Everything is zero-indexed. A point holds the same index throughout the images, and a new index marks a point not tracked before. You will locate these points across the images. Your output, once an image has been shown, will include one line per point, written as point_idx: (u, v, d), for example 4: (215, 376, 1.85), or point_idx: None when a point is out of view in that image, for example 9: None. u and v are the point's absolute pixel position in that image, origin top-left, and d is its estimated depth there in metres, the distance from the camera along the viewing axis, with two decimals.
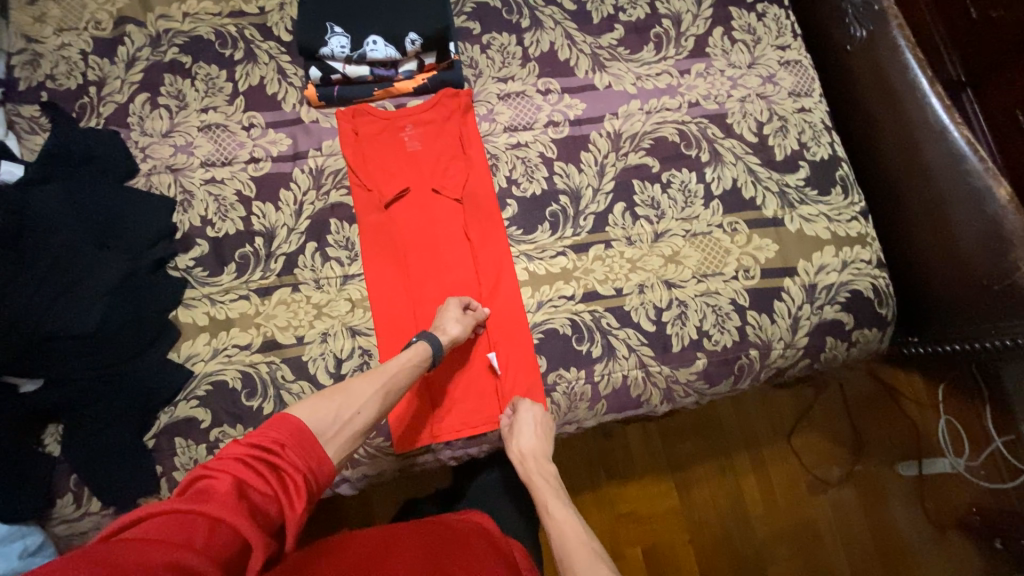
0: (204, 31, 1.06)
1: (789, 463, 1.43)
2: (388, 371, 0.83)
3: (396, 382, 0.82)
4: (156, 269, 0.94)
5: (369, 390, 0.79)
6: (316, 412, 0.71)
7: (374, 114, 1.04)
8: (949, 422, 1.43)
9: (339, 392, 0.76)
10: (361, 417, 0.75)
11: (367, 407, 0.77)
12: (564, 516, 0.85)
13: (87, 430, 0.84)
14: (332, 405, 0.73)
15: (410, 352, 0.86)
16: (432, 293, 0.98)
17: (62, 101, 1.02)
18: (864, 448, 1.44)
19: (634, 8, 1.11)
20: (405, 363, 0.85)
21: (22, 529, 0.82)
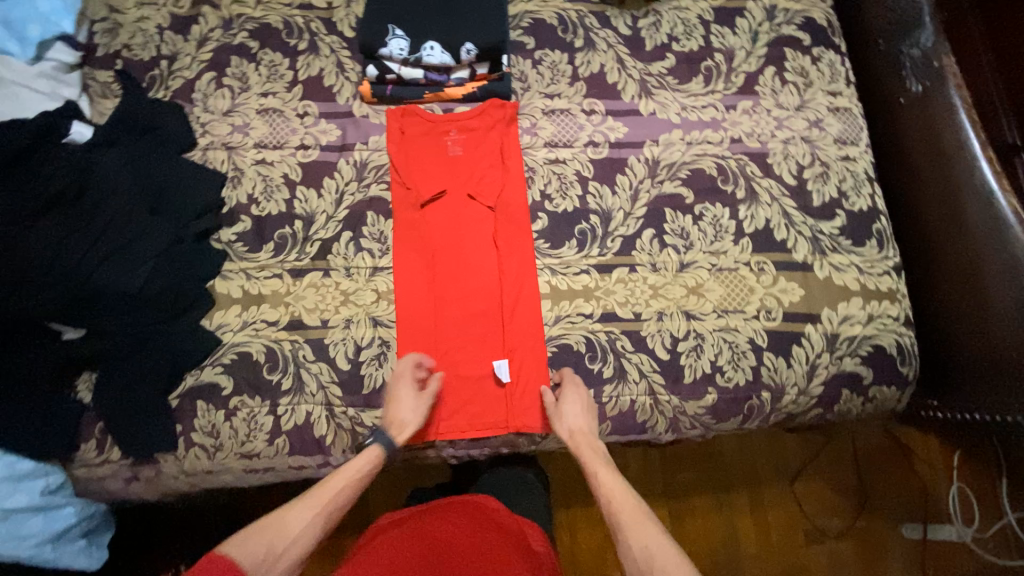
0: (273, 20, 1.11)
1: (790, 509, 1.41)
2: (328, 485, 0.85)
3: (338, 496, 0.84)
4: (200, 239, 0.99)
5: (309, 513, 0.81)
6: (249, 551, 0.74)
7: (421, 115, 1.07)
8: (962, 489, 1.39)
9: (277, 523, 0.79)
10: (300, 545, 0.78)
11: (310, 530, 0.80)
12: (617, 484, 0.88)
13: (120, 382, 0.90)
14: (266, 542, 0.76)
15: (368, 455, 0.87)
16: (455, 305, 1.00)
17: (135, 70, 1.08)
18: (868, 504, 1.41)
19: (687, 40, 1.12)
20: (355, 472, 0.86)
21: (46, 467, 0.89)
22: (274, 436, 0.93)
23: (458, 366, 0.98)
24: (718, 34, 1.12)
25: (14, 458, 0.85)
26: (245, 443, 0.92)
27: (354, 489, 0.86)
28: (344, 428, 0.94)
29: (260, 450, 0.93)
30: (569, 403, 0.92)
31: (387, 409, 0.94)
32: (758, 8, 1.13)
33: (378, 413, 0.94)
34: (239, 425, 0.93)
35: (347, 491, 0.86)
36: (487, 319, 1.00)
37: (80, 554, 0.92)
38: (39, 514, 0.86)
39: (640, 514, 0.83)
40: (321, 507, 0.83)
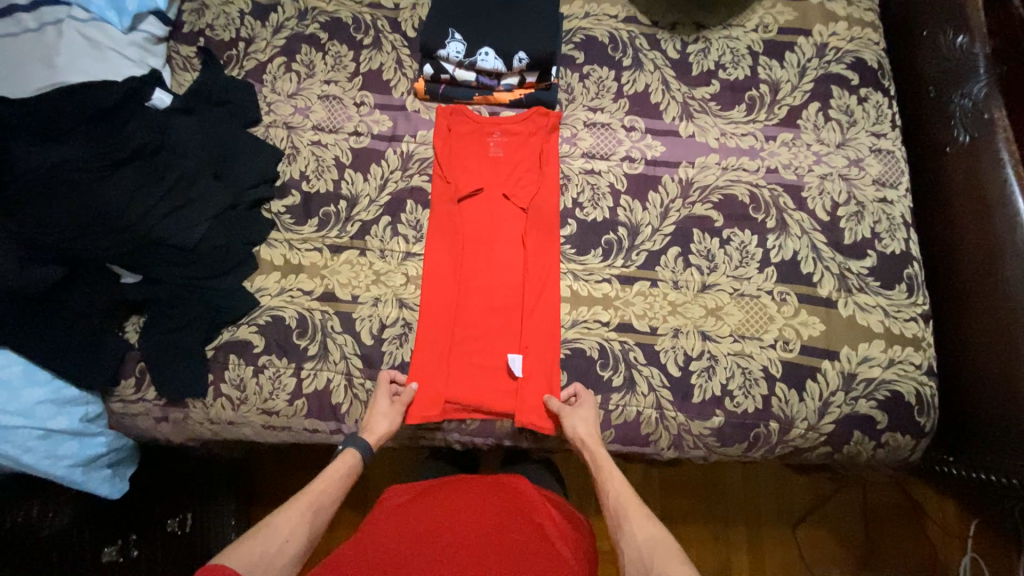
0: (344, 15, 1.20)
1: (790, 555, 1.38)
2: (315, 487, 0.85)
3: (324, 497, 0.85)
4: (253, 207, 1.07)
5: (294, 515, 0.80)
6: (240, 561, 0.72)
7: (469, 115, 1.13)
8: (974, 559, 1.31)
9: (265, 529, 0.77)
10: (291, 546, 0.77)
11: (298, 532, 0.79)
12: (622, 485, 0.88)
13: (166, 328, 0.98)
14: (259, 543, 0.75)
15: (342, 463, 0.90)
16: (480, 300, 1.05)
17: (215, 49, 1.18)
18: (872, 562, 1.37)
19: (734, 68, 1.14)
20: (335, 474, 0.88)
21: (88, 396, 0.97)
22: (295, 398, 0.99)
23: (475, 359, 1.02)
24: (765, 66, 1.14)
25: (61, 384, 0.94)
26: (268, 399, 0.99)
27: (336, 490, 0.87)
28: (360, 400, 0.99)
29: (281, 409, 0.99)
30: (582, 411, 0.95)
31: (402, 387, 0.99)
32: (808, 45, 1.15)
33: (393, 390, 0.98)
34: (265, 382, 0.99)
35: (331, 490, 0.86)
36: (509, 317, 1.04)
37: (104, 483, 0.99)
38: (76, 439, 0.94)
39: (638, 506, 0.85)
40: (309, 509, 0.82)
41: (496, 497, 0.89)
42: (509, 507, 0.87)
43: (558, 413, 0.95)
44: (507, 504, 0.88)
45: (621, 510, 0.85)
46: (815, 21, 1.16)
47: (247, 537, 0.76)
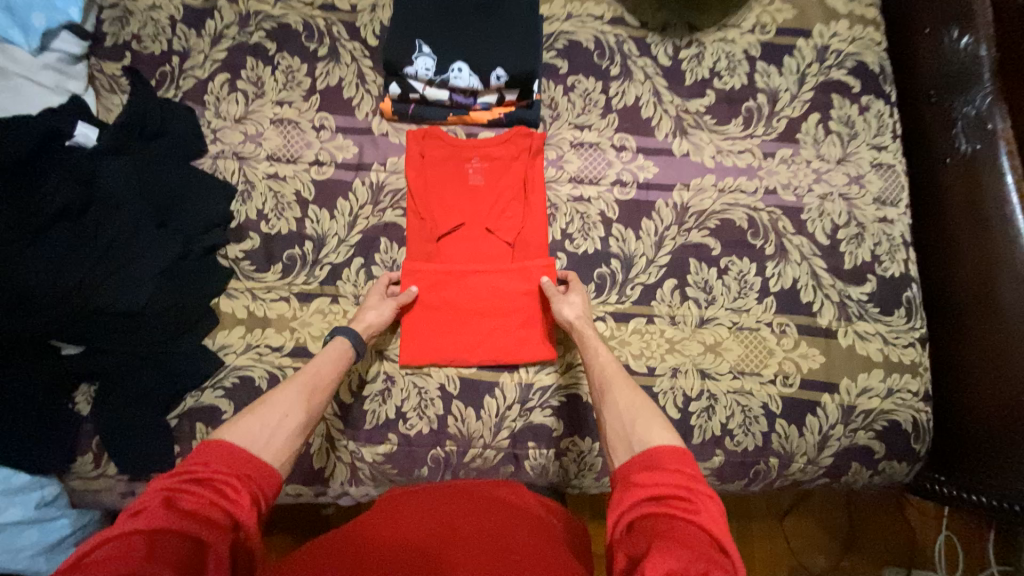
0: (293, 20, 1.05)
1: (777, 544, 1.40)
2: (310, 375, 0.77)
3: (319, 381, 0.77)
4: (207, 255, 0.96)
5: (294, 396, 0.71)
6: (241, 432, 0.62)
7: (443, 140, 1.02)
8: (949, 537, 1.37)
9: (260, 405, 0.68)
10: (292, 419, 0.68)
11: (296, 409, 0.70)
12: (608, 361, 0.80)
13: (118, 402, 0.88)
14: (257, 419, 0.65)
15: (333, 348, 0.83)
16: (482, 305, 0.97)
17: (144, 66, 1.02)
18: (855, 545, 1.40)
19: (730, 76, 1.05)
20: (326, 358, 0.81)
21: (42, 479, 0.87)
22: None
23: (493, 336, 0.96)
24: (763, 72, 1.05)
25: (9, 472, 0.84)
26: None
27: (334, 375, 0.80)
28: (344, 462, 0.92)
29: None
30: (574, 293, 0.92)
31: (389, 445, 0.92)
32: (808, 47, 1.07)
33: (379, 450, 0.92)
34: None
35: (327, 374, 0.79)
36: (515, 295, 0.97)
37: None
38: (35, 526, 0.86)
39: (625, 380, 0.75)
40: (311, 395, 0.74)
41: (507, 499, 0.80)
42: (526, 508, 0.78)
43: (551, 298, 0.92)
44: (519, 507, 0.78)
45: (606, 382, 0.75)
46: (815, 21, 1.08)
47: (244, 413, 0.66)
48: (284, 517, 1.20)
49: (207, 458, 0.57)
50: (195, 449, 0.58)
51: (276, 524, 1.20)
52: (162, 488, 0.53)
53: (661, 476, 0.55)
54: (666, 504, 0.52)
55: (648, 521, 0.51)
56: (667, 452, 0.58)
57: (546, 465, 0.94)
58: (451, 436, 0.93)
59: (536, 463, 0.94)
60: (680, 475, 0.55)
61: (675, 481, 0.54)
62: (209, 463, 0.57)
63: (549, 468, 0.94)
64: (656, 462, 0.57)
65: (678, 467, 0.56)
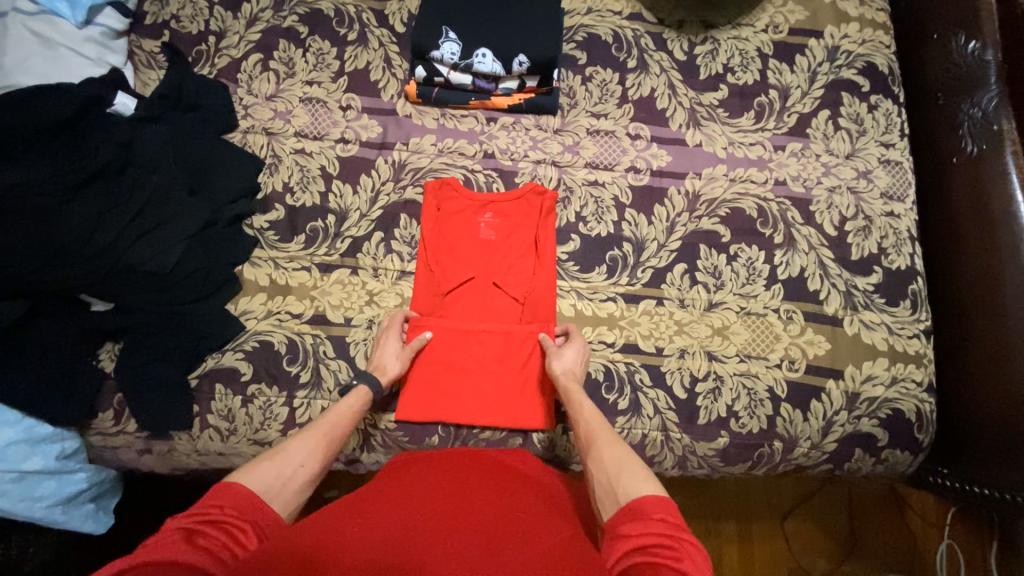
0: (325, 6, 1.10)
1: (776, 546, 1.34)
2: (320, 422, 0.78)
3: (334, 431, 0.78)
4: (233, 223, 1.00)
5: (311, 444, 0.74)
6: (257, 478, 0.64)
7: (458, 191, 1.03)
8: (950, 545, 1.30)
9: (278, 453, 0.70)
10: (306, 470, 0.70)
11: (312, 459, 0.72)
12: (592, 412, 0.82)
13: (140, 359, 0.90)
14: (272, 467, 0.67)
15: (353, 396, 0.85)
16: (483, 371, 0.96)
17: (182, 44, 1.07)
18: (856, 550, 1.34)
19: (743, 72, 1.09)
20: (342, 408, 0.82)
21: (64, 432, 0.89)
22: (288, 427, 0.93)
23: (492, 403, 0.95)
24: (775, 70, 1.09)
25: (33, 422, 0.86)
26: (259, 430, 0.93)
27: (347, 423, 0.81)
28: (357, 427, 0.95)
29: (272, 439, 0.93)
30: (570, 346, 0.93)
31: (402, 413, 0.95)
32: (819, 48, 1.11)
33: (391, 417, 0.95)
34: (255, 412, 0.93)
35: (343, 423, 0.80)
36: (519, 357, 0.97)
37: (87, 518, 0.92)
38: (54, 478, 0.87)
39: (606, 432, 0.77)
40: (327, 442, 0.76)
41: (538, 478, 0.78)
42: (529, 489, 0.73)
43: (547, 350, 0.93)
44: (514, 480, 0.75)
45: (590, 435, 0.77)
46: (826, 22, 1.12)
47: (261, 459, 0.68)
48: None
49: (223, 500, 0.60)
50: (208, 491, 0.61)
51: None
52: (180, 527, 0.55)
53: (637, 538, 0.57)
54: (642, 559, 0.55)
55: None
56: (650, 502, 0.61)
57: (553, 440, 0.96)
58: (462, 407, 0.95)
59: (544, 437, 0.96)
60: (662, 525, 0.58)
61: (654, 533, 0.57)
62: (225, 505, 0.59)
63: (556, 443, 0.96)
64: (647, 517, 0.59)
65: (659, 522, 0.58)
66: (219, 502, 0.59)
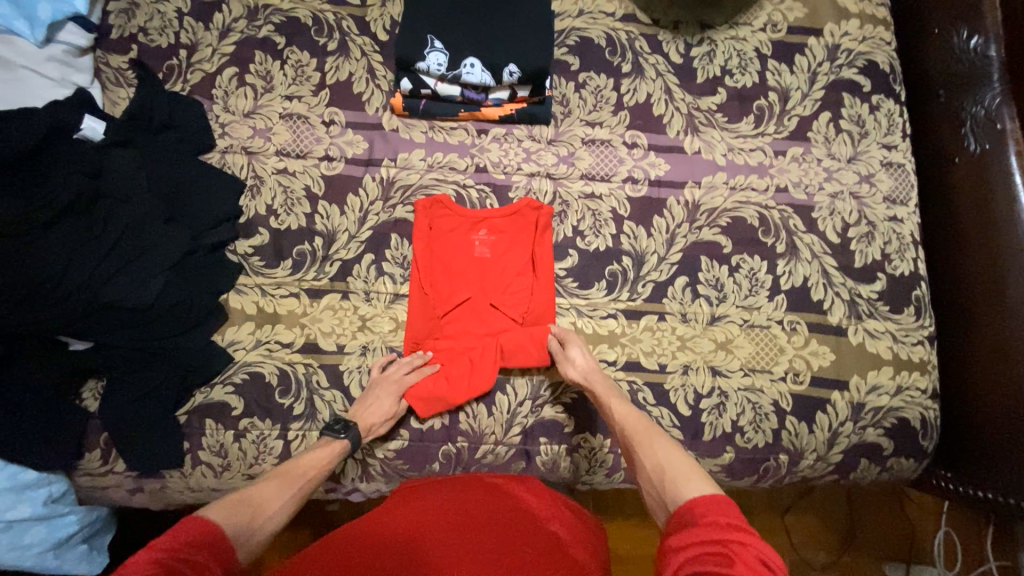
0: (302, 14, 1.04)
1: (778, 542, 1.33)
2: (288, 471, 0.78)
3: (305, 483, 0.78)
4: (216, 250, 0.95)
5: (279, 494, 0.73)
6: (231, 518, 0.64)
7: (451, 210, 0.99)
8: (948, 533, 1.29)
9: (247, 495, 0.70)
10: (271, 518, 0.69)
11: (275, 505, 0.71)
12: (631, 414, 0.81)
13: (122, 399, 0.86)
14: (236, 507, 0.66)
15: (323, 447, 0.83)
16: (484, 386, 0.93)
17: (151, 58, 1.01)
18: (855, 540, 1.33)
19: (741, 74, 1.05)
20: (310, 459, 0.81)
21: (50, 476, 0.85)
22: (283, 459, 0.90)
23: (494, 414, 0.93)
24: (774, 71, 1.06)
25: (16, 469, 0.81)
26: (254, 465, 0.90)
27: (317, 476, 0.80)
28: (354, 458, 0.92)
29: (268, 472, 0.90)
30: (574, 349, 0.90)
31: (400, 441, 0.92)
32: (819, 47, 1.07)
33: (389, 446, 0.92)
34: (248, 447, 0.90)
35: (314, 471, 0.80)
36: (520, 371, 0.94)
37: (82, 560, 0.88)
38: (43, 523, 0.83)
39: (653, 433, 0.76)
40: (291, 491, 0.75)
41: (547, 504, 0.75)
42: (536, 520, 0.70)
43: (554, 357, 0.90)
44: (521, 509, 0.72)
45: (635, 436, 0.77)
46: (826, 20, 1.08)
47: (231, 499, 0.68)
48: None
49: (190, 537, 0.57)
50: (179, 522, 0.59)
51: None
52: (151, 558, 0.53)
53: (698, 533, 0.54)
54: (703, 563, 0.50)
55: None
56: (704, 500, 0.59)
57: (557, 462, 0.93)
58: (463, 432, 0.93)
59: (547, 460, 0.93)
60: (716, 527, 0.54)
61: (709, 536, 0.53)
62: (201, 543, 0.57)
63: (560, 464, 0.94)
64: (699, 514, 0.57)
65: (714, 519, 0.55)
66: (187, 539, 0.57)
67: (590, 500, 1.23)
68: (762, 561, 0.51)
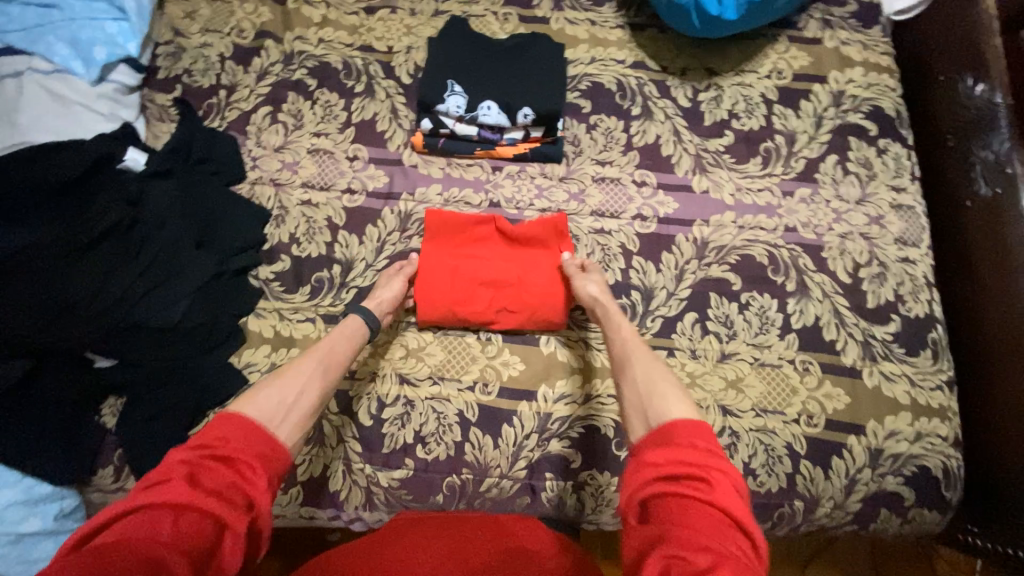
0: (333, 59, 1.12)
1: None
2: (322, 351, 0.79)
3: (333, 359, 0.79)
4: (239, 275, 0.99)
5: (310, 371, 0.74)
6: (258, 403, 0.65)
7: (461, 232, 1.01)
8: None
9: (280, 378, 0.71)
10: (307, 398, 0.71)
11: (313, 386, 0.73)
12: (628, 332, 0.81)
13: (139, 417, 0.88)
14: (275, 392, 0.68)
15: (345, 326, 0.85)
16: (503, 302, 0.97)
17: (193, 97, 1.10)
18: None
19: (748, 118, 1.09)
20: (342, 337, 0.83)
21: (63, 491, 0.86)
22: (288, 484, 0.90)
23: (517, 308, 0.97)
24: (781, 115, 1.09)
25: (32, 481, 0.83)
26: None
27: (347, 353, 0.82)
28: (358, 486, 0.91)
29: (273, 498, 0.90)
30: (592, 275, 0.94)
31: (405, 471, 0.92)
32: (824, 93, 1.11)
33: (394, 476, 0.91)
34: None
35: (343, 349, 0.81)
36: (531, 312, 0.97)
37: None
38: (51, 539, 0.83)
39: (645, 351, 0.75)
40: (325, 370, 0.76)
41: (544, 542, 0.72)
42: (531, 559, 0.67)
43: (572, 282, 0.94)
44: (515, 546, 0.70)
45: (626, 355, 0.74)
46: (830, 68, 1.12)
47: (263, 385, 0.69)
48: (285, 540, 1.16)
49: (225, 431, 0.59)
50: (210, 421, 0.60)
51: (278, 550, 1.16)
52: (183, 460, 0.55)
53: (675, 457, 0.54)
54: (674, 495, 0.51)
55: (661, 509, 0.51)
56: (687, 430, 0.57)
57: (563, 499, 0.92)
58: (468, 464, 0.92)
59: (553, 497, 0.92)
60: (692, 452, 0.54)
61: (688, 461, 0.53)
62: (229, 436, 0.58)
63: (565, 502, 0.92)
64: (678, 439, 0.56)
65: (691, 444, 0.55)
66: (220, 434, 0.58)
67: (598, 542, 1.19)
68: (735, 488, 0.52)
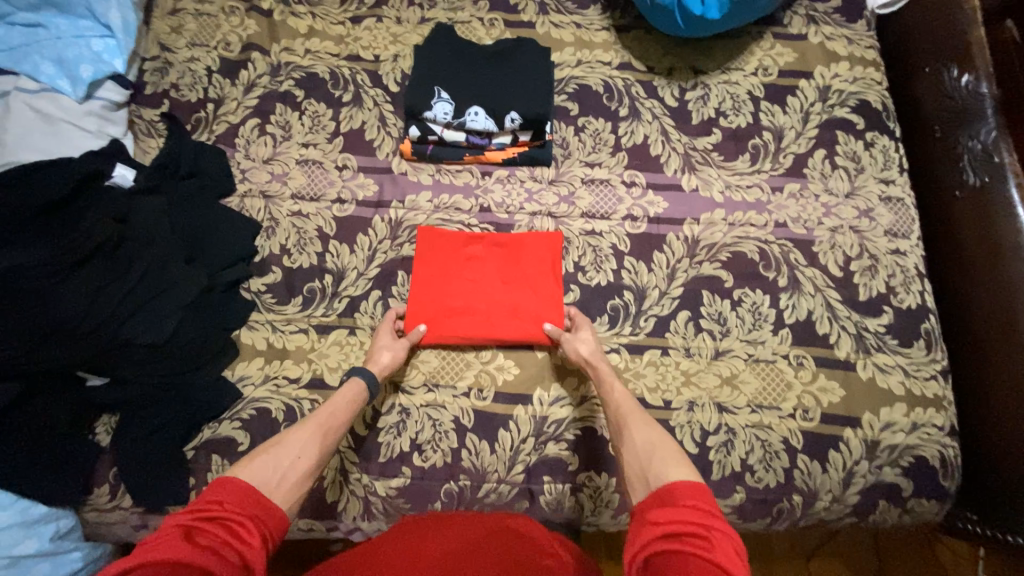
0: (320, 70, 1.12)
1: None
2: (322, 416, 0.80)
3: (332, 421, 0.80)
4: (231, 288, 0.99)
5: (308, 438, 0.76)
6: (254, 474, 0.67)
7: (453, 251, 1.02)
8: None
9: (273, 447, 0.73)
10: (304, 461, 0.73)
11: (309, 451, 0.74)
12: (621, 395, 0.84)
13: (133, 433, 0.88)
14: (270, 461, 0.70)
15: (347, 390, 0.85)
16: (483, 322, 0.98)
17: (181, 111, 1.10)
18: None
19: (735, 115, 1.10)
20: (342, 401, 0.84)
21: (58, 512, 0.86)
22: None
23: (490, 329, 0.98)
24: (767, 112, 1.10)
25: (27, 503, 0.82)
26: None
27: (347, 417, 0.83)
28: (356, 495, 0.91)
29: None
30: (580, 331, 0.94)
31: (403, 479, 0.91)
32: (810, 88, 1.11)
33: (391, 484, 0.91)
34: None
35: (343, 412, 0.82)
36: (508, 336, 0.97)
37: None
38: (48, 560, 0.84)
39: (639, 415, 0.78)
40: (321, 436, 0.77)
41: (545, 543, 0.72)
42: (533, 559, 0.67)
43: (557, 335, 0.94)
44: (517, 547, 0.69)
45: (623, 418, 0.78)
46: (815, 63, 1.13)
47: (259, 453, 0.71)
48: (286, 552, 1.16)
49: (223, 496, 0.60)
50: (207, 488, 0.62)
51: (279, 561, 1.15)
52: (181, 523, 0.55)
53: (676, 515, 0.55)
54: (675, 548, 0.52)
55: (661, 564, 0.51)
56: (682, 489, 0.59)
57: (562, 502, 0.91)
58: (465, 470, 0.92)
59: (551, 500, 0.91)
60: (695, 511, 0.55)
61: (689, 519, 0.54)
62: (224, 500, 0.60)
63: (564, 505, 0.91)
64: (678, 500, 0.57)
65: (694, 504, 0.56)
66: (216, 498, 0.60)
67: (599, 543, 1.18)
68: (736, 549, 0.52)
